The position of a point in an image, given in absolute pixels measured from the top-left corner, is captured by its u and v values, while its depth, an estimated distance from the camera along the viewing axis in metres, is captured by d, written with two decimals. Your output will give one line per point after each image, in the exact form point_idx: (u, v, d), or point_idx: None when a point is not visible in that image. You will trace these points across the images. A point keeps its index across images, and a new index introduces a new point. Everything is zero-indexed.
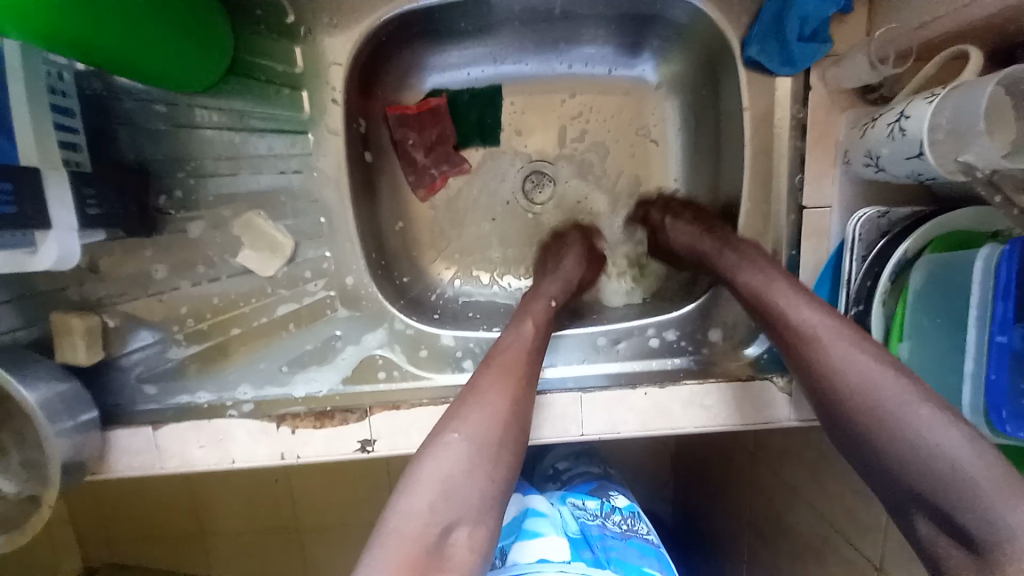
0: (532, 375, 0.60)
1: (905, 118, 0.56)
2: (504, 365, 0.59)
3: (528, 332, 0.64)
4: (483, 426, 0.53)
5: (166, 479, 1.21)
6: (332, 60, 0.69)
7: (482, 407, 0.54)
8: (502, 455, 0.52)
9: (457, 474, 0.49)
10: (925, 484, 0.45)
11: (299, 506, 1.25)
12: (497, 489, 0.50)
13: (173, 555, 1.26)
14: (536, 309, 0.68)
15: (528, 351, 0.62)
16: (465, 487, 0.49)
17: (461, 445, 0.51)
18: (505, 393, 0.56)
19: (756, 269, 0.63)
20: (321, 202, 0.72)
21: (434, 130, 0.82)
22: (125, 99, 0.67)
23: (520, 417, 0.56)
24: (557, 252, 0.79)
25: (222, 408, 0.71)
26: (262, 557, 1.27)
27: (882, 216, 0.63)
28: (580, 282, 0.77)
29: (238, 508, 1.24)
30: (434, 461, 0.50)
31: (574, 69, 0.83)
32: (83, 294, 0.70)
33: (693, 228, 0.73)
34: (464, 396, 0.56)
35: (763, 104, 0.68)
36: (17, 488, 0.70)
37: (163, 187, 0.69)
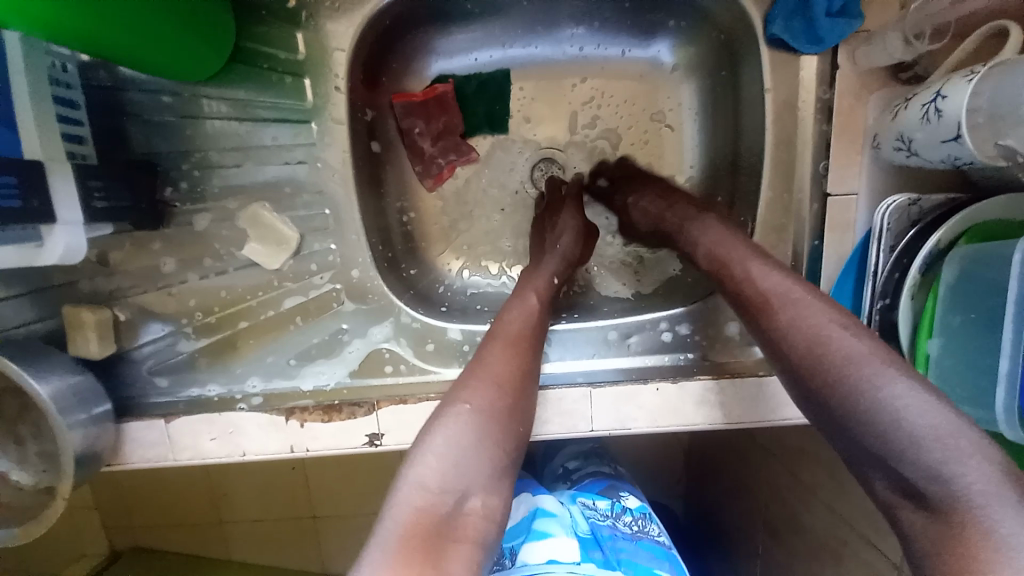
0: (537, 348, 0.59)
1: (942, 98, 0.52)
2: (510, 337, 0.58)
3: (533, 304, 0.63)
4: (489, 396, 0.52)
5: (187, 469, 1.23)
6: (335, 46, 0.67)
7: (489, 378, 0.53)
8: (510, 427, 0.51)
9: (469, 442, 0.48)
10: (890, 440, 0.43)
11: (312, 495, 1.27)
12: (507, 460, 0.49)
13: (192, 541, 1.29)
14: (538, 282, 0.67)
15: (532, 324, 0.61)
16: (478, 455, 0.48)
17: (471, 414, 0.50)
18: (512, 365, 0.55)
19: (719, 239, 0.61)
20: (327, 193, 0.70)
21: (441, 119, 0.80)
22: (130, 90, 0.66)
23: (526, 389, 0.55)
24: (551, 227, 0.75)
25: (232, 401, 0.72)
26: (276, 544, 1.30)
27: (913, 205, 0.59)
28: (579, 257, 0.74)
29: (252, 496, 1.26)
30: (445, 431, 0.49)
31: (585, 53, 0.80)
32: (95, 288, 0.71)
33: (655, 204, 0.72)
34: (470, 367, 0.55)
35: (786, 87, 0.64)
36: (34, 479, 0.74)
37: (170, 179, 0.69)
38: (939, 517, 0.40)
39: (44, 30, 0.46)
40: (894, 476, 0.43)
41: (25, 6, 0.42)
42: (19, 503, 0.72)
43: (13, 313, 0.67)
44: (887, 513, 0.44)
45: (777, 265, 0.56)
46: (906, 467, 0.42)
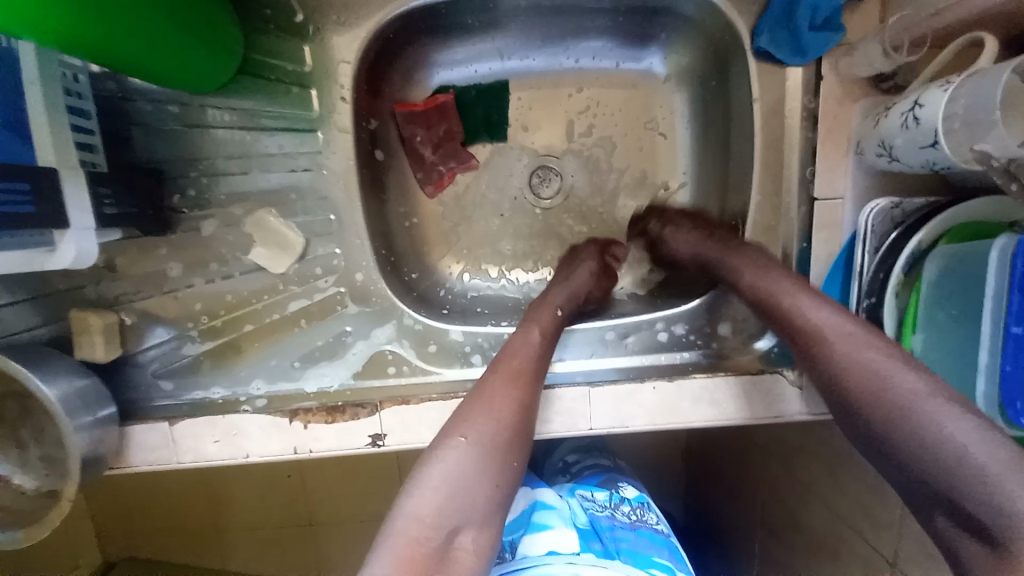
0: (537, 382, 0.61)
1: (919, 106, 0.55)
2: (511, 370, 0.60)
3: (538, 339, 0.65)
4: (489, 430, 0.53)
5: (188, 476, 1.23)
6: (339, 58, 0.70)
7: (489, 411, 0.55)
8: (508, 462, 0.53)
9: (465, 476, 0.50)
10: (941, 471, 0.44)
11: (313, 500, 1.27)
12: (501, 496, 0.51)
13: (189, 549, 1.28)
14: (547, 314, 0.69)
15: (534, 359, 0.62)
16: (472, 490, 0.49)
17: (469, 448, 0.52)
18: (512, 399, 0.57)
19: (760, 271, 0.63)
20: (331, 199, 0.72)
21: (441, 126, 0.82)
22: (138, 100, 0.68)
23: (524, 423, 0.57)
24: (569, 264, 0.79)
25: (235, 403, 0.73)
26: (276, 551, 1.30)
27: (895, 207, 0.62)
28: (588, 295, 0.77)
29: (252, 502, 1.26)
30: (442, 463, 0.50)
31: (581, 64, 0.83)
32: (100, 293, 0.72)
33: (693, 235, 0.74)
34: (472, 398, 0.57)
35: (772, 96, 0.67)
36: (37, 483, 0.75)
37: (176, 186, 0.70)
38: (996, 552, 0.41)
39: (53, 39, 0.47)
40: (952, 508, 0.44)
41: (36, 15, 0.43)
42: (23, 506, 0.73)
43: (19, 318, 0.69)
44: (945, 549, 0.44)
45: (825, 299, 0.58)
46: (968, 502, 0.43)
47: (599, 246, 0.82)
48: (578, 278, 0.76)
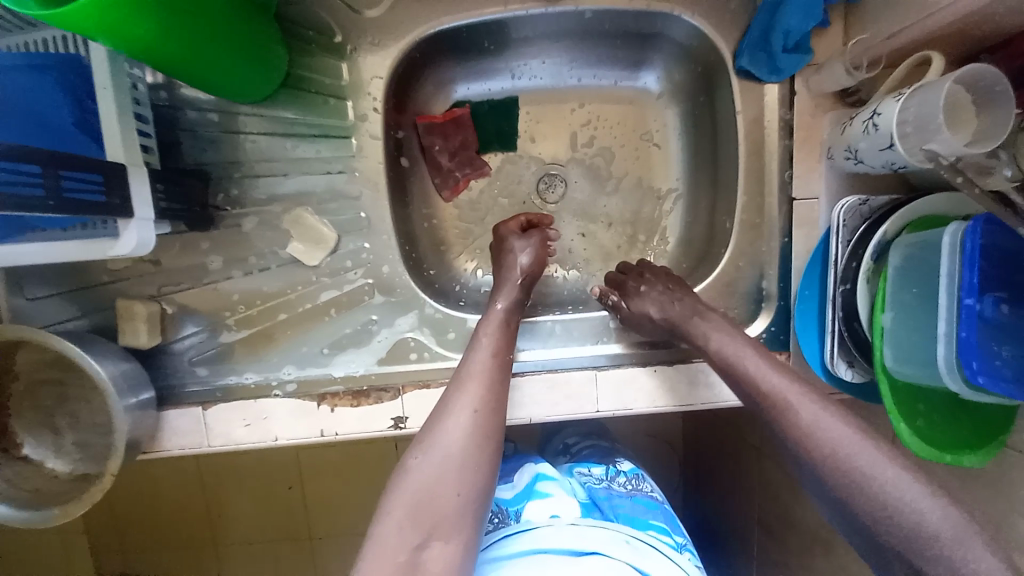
0: (491, 394, 0.64)
1: (877, 114, 0.64)
2: (463, 391, 0.64)
3: (498, 354, 0.69)
4: (448, 453, 0.59)
5: (183, 487, 1.26)
6: (372, 74, 0.78)
7: (442, 435, 0.60)
8: (470, 479, 0.58)
9: (420, 501, 0.56)
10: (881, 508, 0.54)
11: (312, 508, 1.29)
12: (468, 508, 0.57)
13: (186, 564, 1.30)
14: (494, 324, 0.73)
15: (493, 374, 0.66)
16: (430, 510, 0.56)
17: (422, 474, 0.58)
18: (462, 418, 0.62)
19: (729, 338, 0.70)
20: (361, 199, 0.79)
21: (457, 137, 0.91)
22: (185, 109, 0.75)
23: (481, 436, 0.61)
24: (500, 259, 0.83)
25: (267, 387, 0.79)
26: (276, 560, 1.31)
27: (863, 204, 0.71)
28: (530, 281, 0.80)
29: (251, 512, 1.29)
30: (400, 491, 0.57)
31: (583, 83, 0.92)
32: (143, 285, 0.78)
33: (661, 294, 0.77)
34: (433, 422, 0.62)
35: (753, 109, 0.77)
36: (71, 466, 0.77)
37: (221, 187, 0.77)
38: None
39: (146, 54, 0.57)
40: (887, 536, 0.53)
41: (134, 35, 0.53)
42: (54, 489, 0.74)
43: (59, 309, 0.77)
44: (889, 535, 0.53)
45: (778, 363, 0.66)
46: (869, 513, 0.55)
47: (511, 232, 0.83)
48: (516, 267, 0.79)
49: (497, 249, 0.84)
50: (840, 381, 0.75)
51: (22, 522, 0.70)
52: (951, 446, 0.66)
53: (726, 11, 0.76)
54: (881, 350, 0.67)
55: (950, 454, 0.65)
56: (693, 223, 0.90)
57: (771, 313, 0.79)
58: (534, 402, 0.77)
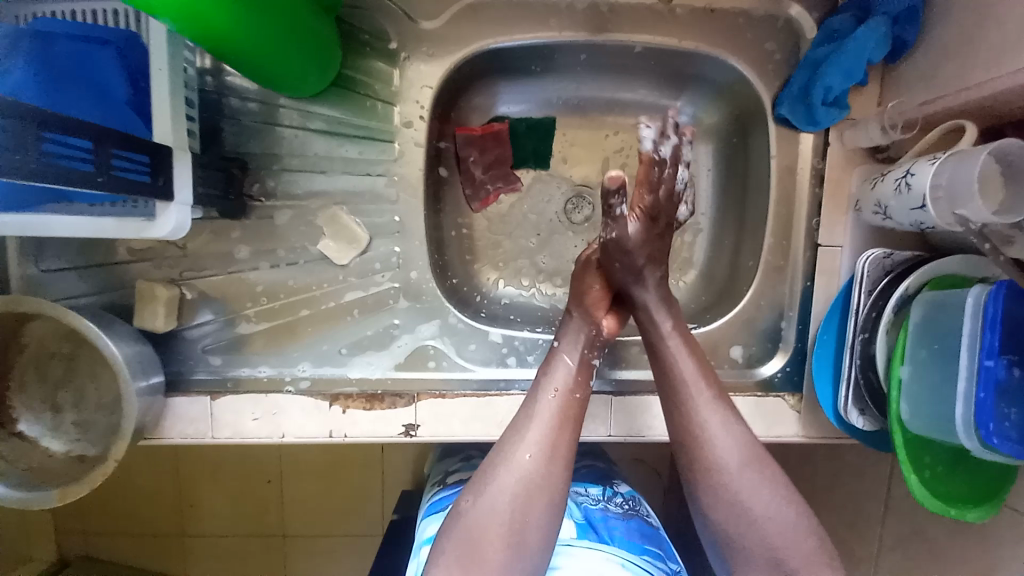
0: (550, 444, 0.64)
1: (911, 175, 0.67)
2: (520, 438, 0.64)
3: (569, 404, 0.67)
4: (506, 503, 0.61)
5: (156, 472, 1.22)
6: (424, 83, 0.79)
7: (496, 484, 0.62)
8: (523, 531, 0.61)
9: (473, 548, 0.59)
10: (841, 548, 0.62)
11: (288, 508, 1.26)
12: (520, 560, 0.60)
13: (152, 554, 1.26)
14: (571, 368, 0.69)
15: (559, 425, 0.65)
16: (483, 557, 0.59)
17: (474, 521, 0.61)
18: (517, 469, 0.62)
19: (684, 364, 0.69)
20: (398, 203, 0.80)
21: (494, 151, 0.91)
22: (230, 97, 0.75)
23: (537, 486, 0.62)
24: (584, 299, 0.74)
25: (280, 382, 0.78)
26: (244, 561, 1.28)
27: (887, 257, 0.73)
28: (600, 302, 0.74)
29: (226, 505, 1.25)
30: (454, 535, 0.60)
31: (621, 112, 0.93)
32: (165, 268, 0.76)
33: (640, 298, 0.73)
34: (488, 465, 0.64)
35: (788, 156, 0.79)
36: (67, 447, 0.74)
37: (257, 177, 0.77)
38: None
39: (224, 45, 0.58)
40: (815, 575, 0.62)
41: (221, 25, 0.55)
42: (50, 470, 0.72)
43: (72, 284, 0.75)
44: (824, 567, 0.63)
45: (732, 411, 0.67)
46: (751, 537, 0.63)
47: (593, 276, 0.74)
48: (595, 289, 0.73)
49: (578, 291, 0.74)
50: (850, 427, 0.77)
51: (16, 502, 0.68)
52: (956, 498, 0.68)
53: (773, 61, 0.79)
54: (897, 403, 0.68)
55: (955, 508, 0.67)
56: (715, 258, 0.91)
57: (787, 354, 0.80)
58: None
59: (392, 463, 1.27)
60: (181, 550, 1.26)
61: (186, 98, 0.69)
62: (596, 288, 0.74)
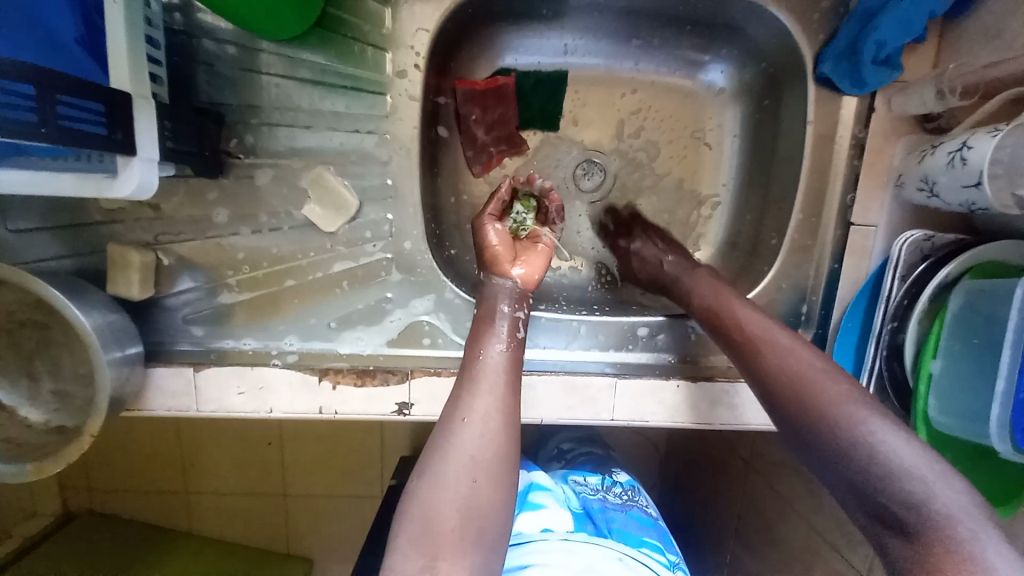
0: (489, 403, 0.60)
1: (967, 148, 0.59)
2: (458, 404, 0.61)
3: (502, 362, 0.64)
4: (452, 476, 0.56)
5: (159, 431, 1.21)
6: (420, 26, 0.70)
7: (439, 455, 0.57)
8: (476, 498, 0.55)
9: (422, 524, 0.53)
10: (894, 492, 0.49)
11: (290, 472, 1.26)
12: (477, 530, 0.54)
13: (155, 511, 1.27)
14: (502, 328, 0.67)
15: (498, 382, 0.62)
16: (435, 532, 0.53)
17: (420, 497, 0.55)
18: (456, 435, 0.58)
19: (713, 292, 0.68)
20: (390, 165, 0.72)
21: (497, 111, 0.82)
22: (202, 38, 0.67)
23: (481, 450, 0.57)
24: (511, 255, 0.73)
25: (266, 356, 0.73)
26: (245, 524, 1.29)
27: (927, 240, 0.67)
28: (512, 256, 0.73)
29: (230, 465, 1.25)
30: (403, 519, 0.54)
31: (640, 67, 0.84)
32: (139, 231, 0.70)
33: (656, 252, 0.78)
34: (432, 441, 0.59)
35: (826, 122, 0.71)
36: (45, 417, 0.71)
37: (235, 132, 0.70)
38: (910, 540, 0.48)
39: None
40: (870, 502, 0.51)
41: None
42: (28, 440, 0.70)
43: (40, 246, 0.69)
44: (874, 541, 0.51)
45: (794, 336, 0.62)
46: (895, 500, 0.49)
47: (488, 232, 0.73)
48: (492, 243, 0.72)
49: (489, 254, 0.72)
50: None
51: None
52: None
53: (818, 10, 0.69)
54: (924, 398, 0.64)
55: None
56: (735, 234, 0.84)
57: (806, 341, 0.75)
58: (549, 403, 0.75)
59: (389, 433, 1.26)
60: (187, 509, 1.27)
61: (147, 37, 0.60)
62: (494, 242, 0.72)
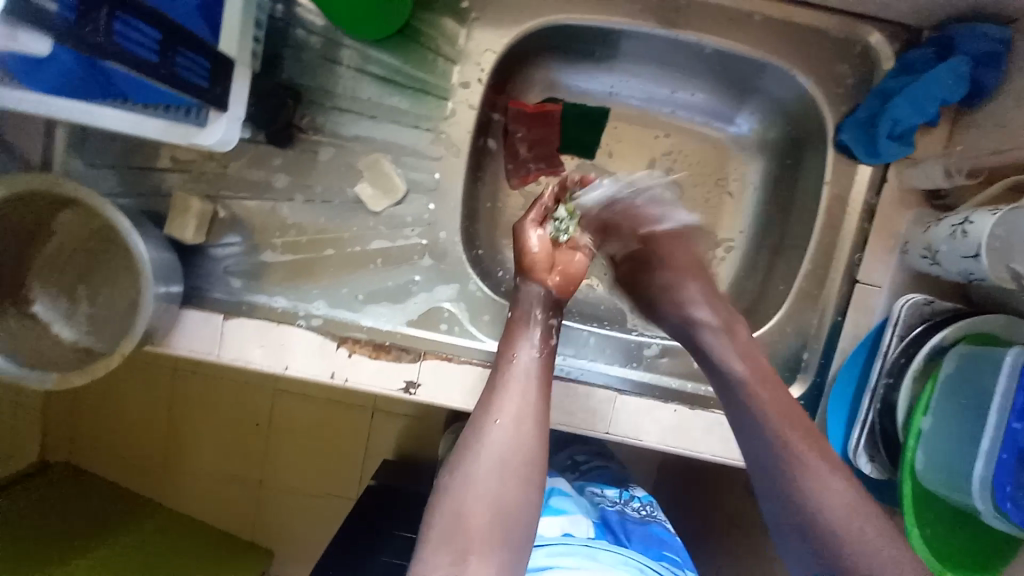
0: (521, 410, 0.65)
1: (969, 222, 0.64)
2: (488, 407, 0.66)
3: (533, 367, 0.69)
4: (482, 475, 0.62)
5: (154, 391, 1.24)
6: (487, 47, 0.79)
7: (470, 457, 0.63)
8: (505, 498, 0.61)
9: (454, 518, 0.59)
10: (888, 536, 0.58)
11: (275, 454, 1.27)
12: (505, 526, 0.60)
13: (134, 472, 1.27)
14: (535, 334, 0.72)
15: (528, 386, 0.67)
16: (466, 527, 0.59)
17: (452, 493, 0.61)
18: (487, 437, 0.63)
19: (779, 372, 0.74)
20: (441, 161, 0.80)
21: (540, 131, 0.90)
22: (297, 27, 0.76)
23: (512, 453, 0.63)
24: (548, 261, 0.76)
25: (293, 316, 0.78)
26: (222, 501, 1.29)
27: (927, 304, 0.71)
28: (550, 264, 0.76)
29: (216, 439, 1.26)
30: (436, 512, 0.60)
31: (676, 115, 0.92)
32: (202, 183, 0.77)
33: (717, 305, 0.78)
34: (464, 441, 0.65)
35: (841, 185, 0.77)
36: (76, 338, 0.75)
37: (308, 111, 0.78)
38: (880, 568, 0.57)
39: None
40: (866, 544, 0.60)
41: None
42: (54, 355, 0.73)
43: (110, 182, 0.76)
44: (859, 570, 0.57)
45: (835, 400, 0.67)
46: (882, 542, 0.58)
47: (529, 243, 0.76)
48: (532, 249, 0.76)
49: (525, 260, 0.76)
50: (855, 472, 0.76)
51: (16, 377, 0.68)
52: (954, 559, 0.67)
53: (842, 85, 0.77)
54: (913, 451, 0.67)
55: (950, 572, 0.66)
56: (746, 278, 0.89)
57: (805, 387, 0.77)
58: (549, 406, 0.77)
59: (380, 426, 1.27)
60: (164, 476, 1.28)
61: (256, 21, 0.70)
62: (533, 248, 0.76)
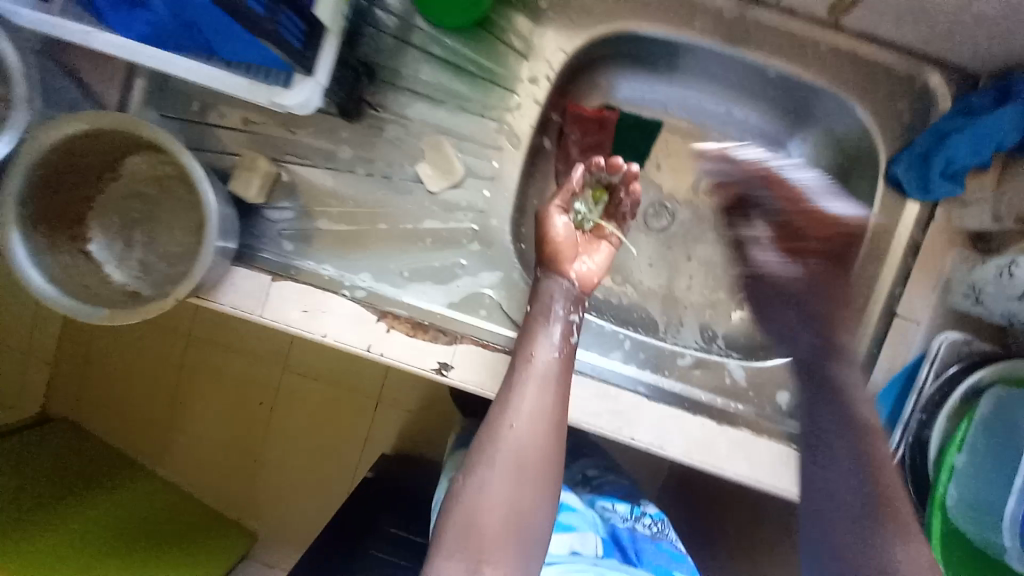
0: (536, 415, 0.67)
1: (1017, 264, 0.68)
2: (503, 410, 0.67)
3: (551, 367, 0.70)
4: (496, 481, 0.65)
5: (161, 357, 1.24)
6: (559, 47, 0.83)
7: (484, 463, 0.66)
8: (519, 502, 0.65)
9: (468, 523, 0.63)
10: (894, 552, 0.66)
11: (275, 433, 1.25)
12: (519, 530, 0.64)
13: (133, 432, 1.27)
14: (554, 331, 0.73)
15: (544, 390, 0.69)
16: (480, 532, 0.62)
17: (466, 498, 0.64)
18: (501, 444, 0.66)
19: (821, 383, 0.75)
20: (502, 150, 0.82)
21: (596, 137, 0.92)
22: (380, 8, 0.79)
23: (525, 459, 0.66)
24: (571, 248, 0.79)
25: (338, 284, 0.78)
26: (217, 470, 1.26)
27: (965, 343, 0.73)
28: (573, 253, 0.79)
29: (219, 410, 1.25)
30: (451, 517, 0.64)
31: (727, 135, 0.95)
32: (268, 145, 0.79)
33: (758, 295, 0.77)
34: (479, 446, 0.67)
35: (888, 217, 0.79)
36: (127, 280, 0.77)
37: (381, 88, 0.80)
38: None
39: None
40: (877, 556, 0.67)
41: None
42: (104, 292, 0.73)
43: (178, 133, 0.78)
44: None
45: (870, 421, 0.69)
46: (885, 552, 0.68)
47: (552, 229, 0.78)
48: (556, 238, 0.78)
49: (549, 248, 0.78)
50: None
51: (68, 310, 0.68)
52: None
53: (898, 122, 0.79)
54: (945, 486, 0.70)
55: None
56: None
57: None
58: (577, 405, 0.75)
59: (384, 416, 1.25)
60: (164, 440, 1.27)
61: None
62: (557, 236, 0.78)
